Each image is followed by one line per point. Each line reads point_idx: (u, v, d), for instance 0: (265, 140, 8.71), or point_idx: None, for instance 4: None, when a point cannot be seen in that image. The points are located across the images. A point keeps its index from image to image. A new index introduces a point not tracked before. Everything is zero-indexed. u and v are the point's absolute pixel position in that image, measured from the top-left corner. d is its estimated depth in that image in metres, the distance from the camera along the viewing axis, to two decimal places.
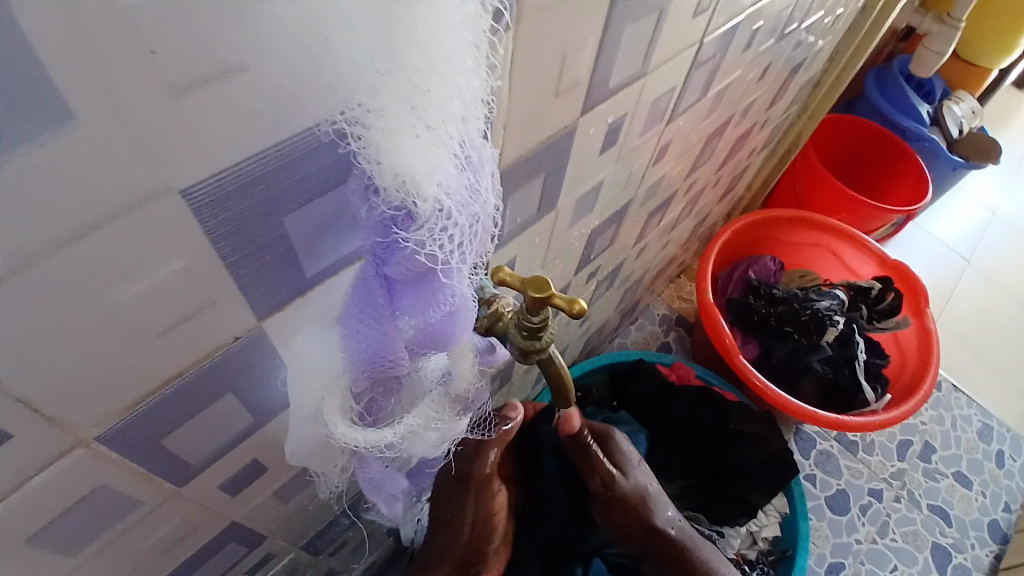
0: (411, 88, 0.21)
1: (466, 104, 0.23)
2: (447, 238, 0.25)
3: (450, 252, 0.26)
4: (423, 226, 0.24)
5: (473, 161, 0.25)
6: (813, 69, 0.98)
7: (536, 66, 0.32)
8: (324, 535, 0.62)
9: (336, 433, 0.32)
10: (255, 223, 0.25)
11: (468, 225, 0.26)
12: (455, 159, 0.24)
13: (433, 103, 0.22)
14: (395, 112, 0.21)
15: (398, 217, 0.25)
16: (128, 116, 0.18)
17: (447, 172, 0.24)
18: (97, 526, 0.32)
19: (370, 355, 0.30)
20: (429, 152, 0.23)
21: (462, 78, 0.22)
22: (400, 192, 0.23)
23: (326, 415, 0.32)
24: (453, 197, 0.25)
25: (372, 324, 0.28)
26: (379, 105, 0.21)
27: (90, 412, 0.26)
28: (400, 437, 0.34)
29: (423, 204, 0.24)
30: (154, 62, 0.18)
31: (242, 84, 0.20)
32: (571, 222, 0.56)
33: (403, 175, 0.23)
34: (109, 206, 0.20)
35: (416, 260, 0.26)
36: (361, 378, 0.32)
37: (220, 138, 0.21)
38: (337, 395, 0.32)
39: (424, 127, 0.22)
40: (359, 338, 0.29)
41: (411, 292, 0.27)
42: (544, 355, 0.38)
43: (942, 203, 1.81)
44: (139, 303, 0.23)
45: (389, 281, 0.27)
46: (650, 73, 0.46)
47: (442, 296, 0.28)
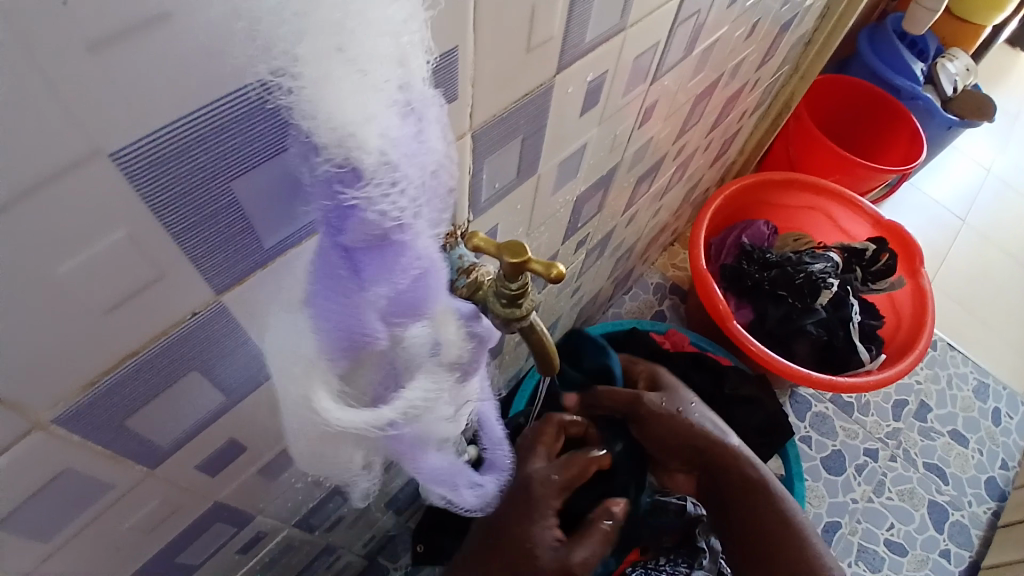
0: (338, 29, 0.20)
1: (401, 44, 0.22)
2: (399, 193, 0.24)
3: (404, 209, 0.25)
4: (371, 182, 0.23)
5: (417, 108, 0.24)
6: (805, 26, 0.96)
7: (500, 19, 0.30)
8: (317, 512, 0.62)
9: (328, 412, 0.30)
10: (194, 189, 0.23)
11: (419, 178, 0.25)
12: (396, 107, 0.22)
13: (360, 44, 0.20)
14: (323, 58, 0.20)
15: (344, 176, 0.23)
16: (43, 71, 0.17)
17: (391, 120, 0.22)
18: (69, 510, 0.31)
19: (344, 332, 0.28)
20: (367, 100, 0.21)
21: (386, 14, 0.21)
22: (341, 147, 0.22)
23: (316, 401, 0.30)
24: (400, 148, 0.23)
25: (340, 298, 0.27)
26: (303, 51, 0.20)
27: (41, 394, 0.25)
28: (403, 415, 0.32)
29: (368, 157, 0.22)
30: (67, 13, 0.16)
31: (166, 35, 0.19)
32: (554, 189, 0.55)
33: (341, 129, 0.21)
34: (36, 171, 0.19)
35: (368, 219, 0.24)
36: (341, 354, 0.29)
37: (150, 94, 0.19)
38: (323, 379, 0.30)
39: (358, 71, 0.20)
40: (328, 313, 0.27)
41: (373, 259, 0.26)
42: (526, 322, 0.37)
43: (938, 163, 1.79)
44: (81, 278, 0.22)
45: (349, 251, 0.26)
46: (629, 29, 0.44)
47: (406, 258, 0.27)
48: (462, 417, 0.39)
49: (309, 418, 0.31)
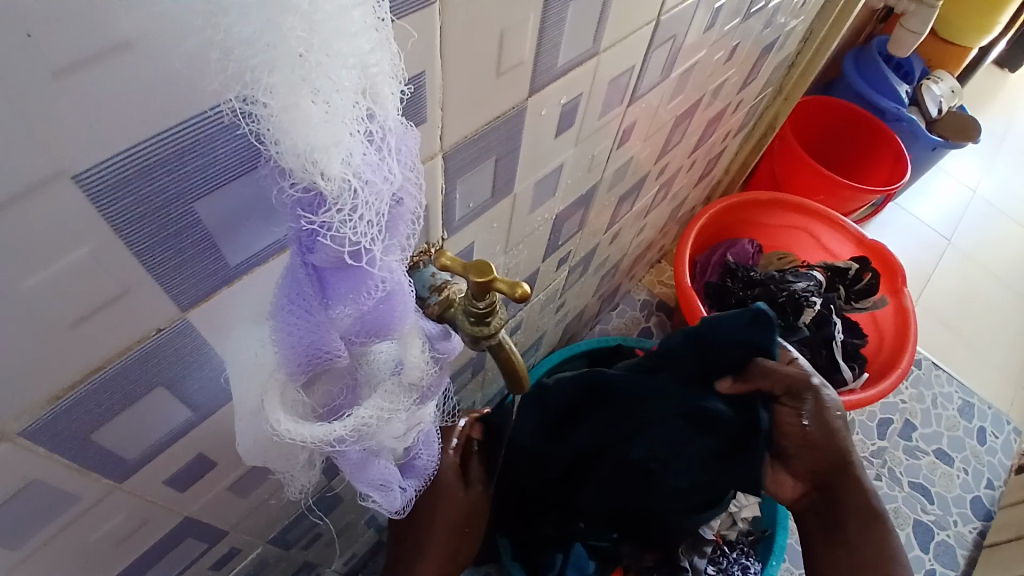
0: (303, 62, 0.20)
1: (368, 73, 0.22)
2: (358, 220, 0.24)
3: (363, 235, 0.25)
4: (334, 206, 0.23)
5: (377, 136, 0.24)
6: (787, 49, 0.98)
7: (469, 45, 0.31)
8: (294, 528, 0.61)
9: (281, 429, 0.30)
10: (161, 208, 0.24)
11: (377, 207, 0.25)
12: (359, 135, 0.23)
13: (326, 75, 0.20)
14: (288, 87, 0.20)
15: (309, 200, 0.24)
16: (5, 96, 0.17)
17: (354, 149, 0.22)
18: (34, 523, 0.31)
19: (307, 347, 0.29)
20: (331, 129, 0.21)
21: (355, 46, 0.21)
22: (306, 173, 0.22)
23: (269, 412, 0.30)
24: (363, 175, 0.23)
25: (306, 316, 0.28)
26: (269, 82, 0.20)
27: (6, 406, 0.25)
28: (354, 432, 0.33)
29: (329, 183, 0.22)
30: (33, 45, 0.17)
31: (129, 62, 0.19)
32: (532, 207, 0.56)
33: (306, 156, 0.21)
34: (2, 191, 0.19)
35: (331, 243, 0.25)
36: (300, 370, 0.30)
37: (112, 120, 0.20)
38: (278, 390, 0.30)
39: (321, 102, 0.21)
40: (291, 330, 0.28)
41: (338, 279, 0.26)
42: (495, 340, 0.38)
43: (923, 183, 1.82)
44: (43, 295, 0.23)
45: (317, 270, 0.26)
46: (603, 53, 0.45)
47: (371, 280, 0.27)
48: (412, 436, 0.39)
49: (263, 429, 0.32)
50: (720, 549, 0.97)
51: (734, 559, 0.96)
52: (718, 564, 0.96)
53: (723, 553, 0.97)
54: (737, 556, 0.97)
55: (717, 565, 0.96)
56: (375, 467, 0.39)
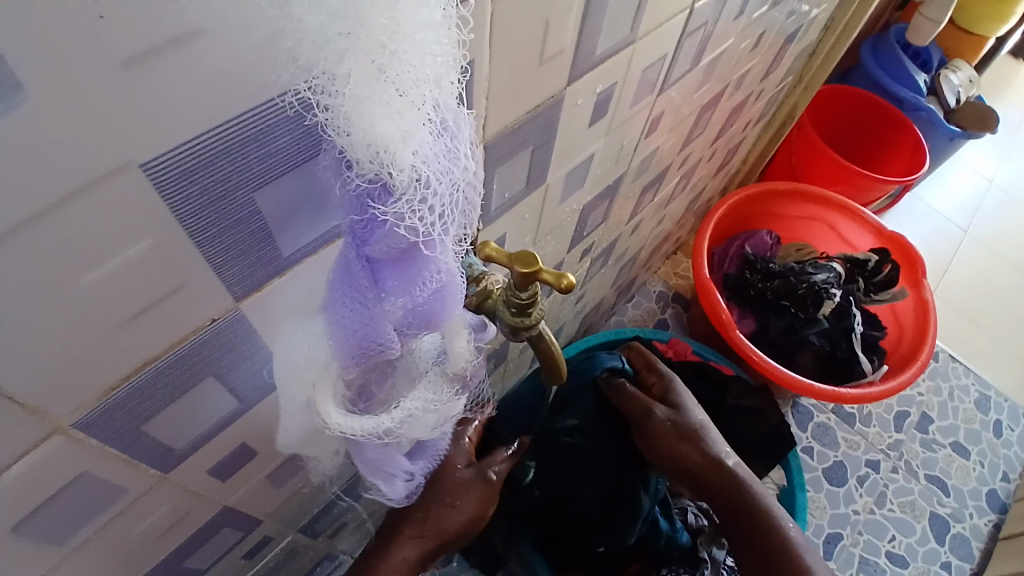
0: (381, 48, 0.20)
1: (441, 67, 0.22)
2: (427, 210, 0.24)
3: (430, 226, 0.25)
4: (400, 198, 0.23)
5: (450, 126, 0.24)
6: (809, 37, 0.97)
7: (515, 34, 0.31)
8: (322, 518, 0.62)
9: (330, 422, 0.31)
10: (223, 197, 0.24)
11: (448, 195, 0.25)
12: (430, 126, 0.23)
13: (402, 64, 0.21)
14: (362, 74, 0.20)
15: (373, 190, 0.24)
16: (77, 83, 0.17)
17: (423, 140, 0.23)
18: (84, 513, 0.31)
19: (359, 339, 0.29)
20: (402, 120, 0.22)
21: (434, 37, 0.21)
22: (374, 164, 0.22)
23: (319, 407, 0.30)
24: (431, 166, 0.23)
25: (356, 309, 0.27)
26: (345, 69, 0.20)
27: (63, 399, 0.25)
28: (400, 422, 0.33)
29: (399, 174, 0.22)
30: (103, 28, 0.17)
31: (198, 51, 0.19)
32: (561, 198, 0.55)
33: (376, 146, 0.22)
34: (70, 181, 0.19)
35: (396, 235, 0.25)
36: (352, 364, 0.31)
37: (175, 111, 0.20)
38: (330, 381, 0.31)
39: (396, 92, 0.21)
40: (343, 322, 0.28)
41: (394, 271, 0.26)
42: (535, 331, 0.38)
43: (941, 174, 1.80)
44: (103, 287, 0.23)
45: (371, 261, 0.26)
46: (638, 41, 0.45)
47: (429, 271, 0.27)
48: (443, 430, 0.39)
49: (312, 420, 0.32)
50: None
51: None
52: None
53: None
54: None
55: None
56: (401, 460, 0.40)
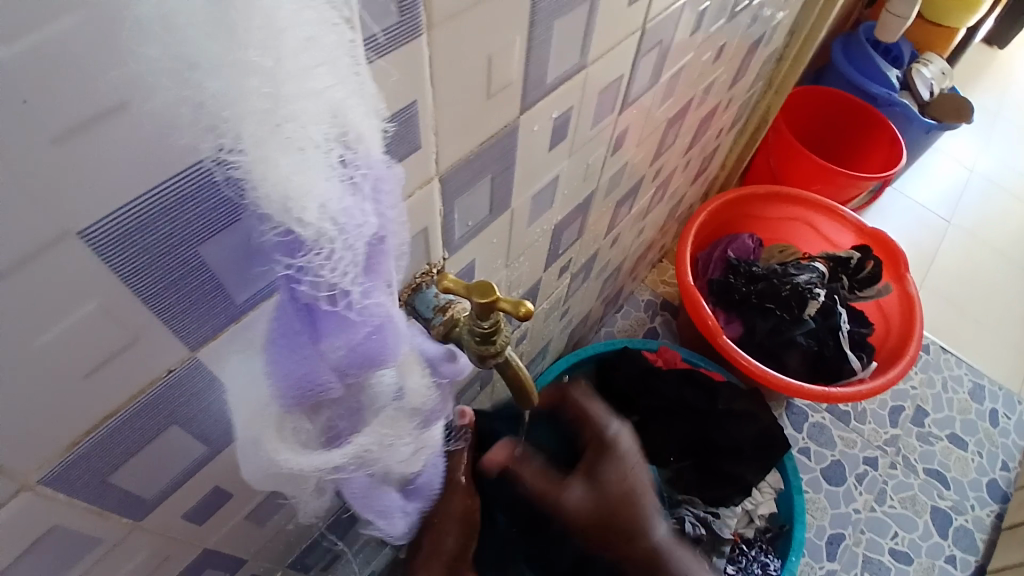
0: (268, 112, 0.20)
1: (338, 116, 0.22)
2: (338, 261, 0.24)
3: (343, 274, 0.25)
4: (312, 249, 0.24)
5: (358, 175, 0.24)
6: (774, 43, 0.98)
7: (457, 69, 0.32)
8: (312, 551, 0.62)
9: (280, 459, 0.31)
10: (163, 254, 0.24)
11: (357, 246, 0.25)
12: (336, 176, 0.23)
13: (291, 120, 0.20)
14: (255, 136, 0.20)
15: (290, 242, 0.24)
16: (7, 160, 0.18)
17: (331, 193, 0.22)
18: (59, 567, 0.32)
19: (299, 385, 0.28)
20: (306, 174, 0.21)
21: (320, 93, 0.21)
22: (282, 218, 0.22)
23: (268, 448, 0.30)
24: (343, 216, 0.23)
25: (292, 352, 0.27)
26: (241, 130, 0.20)
27: (26, 457, 0.25)
28: (355, 459, 0.33)
29: (306, 228, 0.22)
30: (30, 111, 0.17)
31: (129, 120, 0.20)
32: (530, 219, 0.56)
33: (279, 203, 0.21)
34: (14, 251, 0.20)
35: (313, 285, 0.25)
36: (294, 409, 0.30)
37: (115, 177, 0.21)
38: (272, 426, 0.30)
39: (291, 148, 0.21)
40: (280, 367, 0.28)
41: (326, 317, 0.27)
42: (501, 358, 0.38)
43: (920, 167, 1.82)
44: (58, 349, 0.23)
45: (305, 307, 0.26)
46: (592, 65, 0.46)
47: (358, 317, 0.27)
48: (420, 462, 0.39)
49: (261, 463, 0.32)
50: (738, 547, 0.97)
51: (753, 557, 0.96)
52: (738, 564, 0.96)
53: (742, 552, 0.97)
54: (756, 554, 0.96)
55: (737, 565, 0.96)
56: (378, 497, 0.40)
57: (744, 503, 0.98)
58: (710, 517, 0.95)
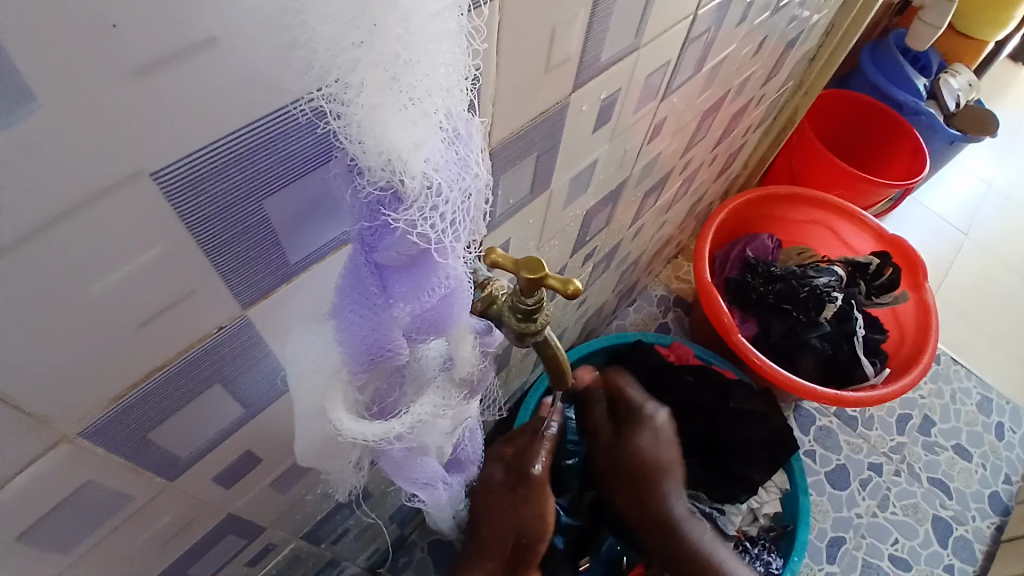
0: (394, 60, 0.20)
1: (452, 74, 0.22)
2: (438, 217, 0.24)
3: (441, 232, 0.25)
4: (412, 205, 0.24)
5: (462, 134, 0.24)
6: (810, 42, 0.97)
7: (522, 39, 0.31)
8: (325, 524, 0.62)
9: (343, 428, 0.31)
10: (231, 206, 0.24)
11: (459, 203, 0.25)
12: (441, 133, 0.23)
13: (416, 73, 0.21)
14: (376, 85, 0.20)
15: (385, 198, 0.24)
16: (88, 94, 0.17)
17: (434, 148, 0.23)
18: (91, 521, 0.31)
19: (368, 347, 0.29)
20: (416, 128, 0.22)
21: (447, 46, 0.21)
22: (386, 171, 0.22)
23: (331, 413, 0.30)
24: (442, 173, 0.24)
25: (368, 313, 0.27)
26: (359, 78, 0.20)
27: (70, 408, 0.25)
28: (410, 428, 0.34)
29: (411, 180, 0.23)
30: (117, 38, 0.17)
31: (211, 60, 0.19)
32: (565, 204, 0.55)
33: (389, 153, 0.22)
34: (83, 189, 0.19)
35: (408, 242, 0.25)
36: (361, 368, 0.30)
37: (194, 119, 0.20)
38: (339, 388, 0.30)
39: (407, 99, 0.21)
40: (352, 329, 0.28)
41: (403, 276, 0.27)
42: (540, 337, 0.37)
43: (940, 177, 1.80)
44: (114, 295, 0.23)
45: (381, 267, 0.26)
46: (643, 48, 0.45)
47: (436, 278, 0.27)
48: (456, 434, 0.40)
49: (316, 426, 0.32)
50: (741, 545, 0.97)
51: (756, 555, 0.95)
52: None
53: (745, 549, 0.96)
54: (758, 552, 0.96)
55: None
56: (418, 467, 0.40)
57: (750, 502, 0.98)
58: (716, 513, 0.95)
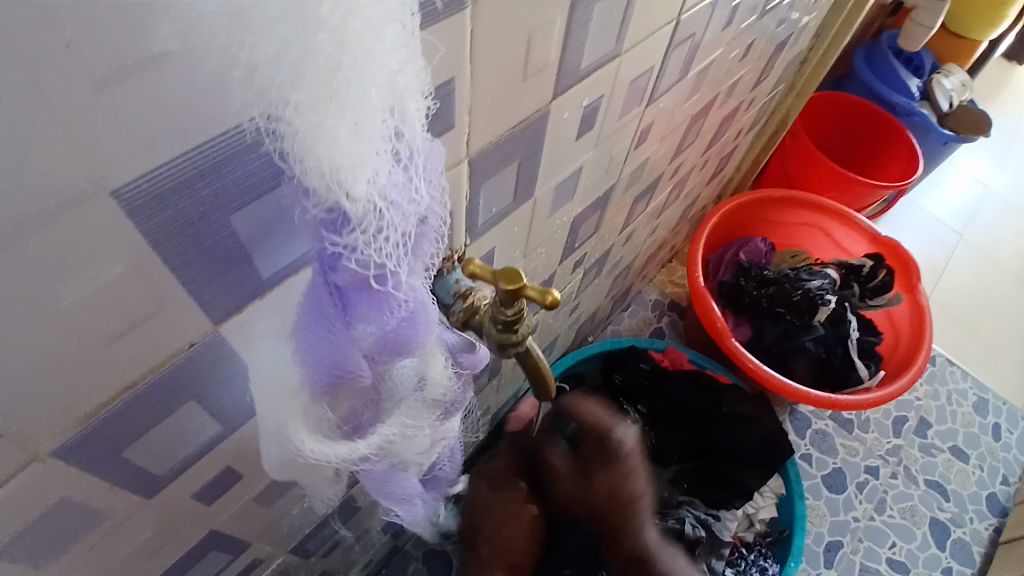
0: (332, 81, 0.20)
1: (395, 92, 0.22)
2: (383, 240, 0.24)
3: (388, 255, 0.25)
4: (357, 229, 0.23)
5: (405, 155, 0.24)
6: (799, 46, 0.97)
7: (497, 46, 0.31)
8: (315, 536, 0.61)
9: (304, 448, 0.31)
10: (194, 222, 0.23)
11: (402, 225, 0.25)
12: (386, 154, 0.23)
13: (355, 94, 0.20)
14: (314, 107, 0.20)
15: (333, 220, 0.24)
16: (42, 107, 0.17)
17: (379, 169, 0.23)
18: (66, 541, 0.31)
19: (329, 367, 0.29)
20: (360, 149, 0.21)
21: (386, 64, 0.21)
22: (330, 193, 0.22)
23: (292, 432, 0.31)
24: (387, 195, 0.23)
25: (325, 336, 0.27)
26: (298, 98, 0.20)
27: (39, 428, 0.25)
28: (377, 449, 0.34)
29: (354, 205, 0.23)
30: (71, 53, 0.17)
31: (167, 73, 0.19)
32: (551, 210, 0.55)
33: (330, 175, 0.22)
34: (43, 207, 0.19)
35: (352, 266, 0.25)
36: (320, 388, 0.30)
37: (154, 130, 0.20)
38: (301, 410, 0.31)
39: (348, 121, 0.21)
40: (312, 348, 0.28)
41: (360, 300, 0.26)
42: (522, 347, 0.37)
43: (933, 178, 1.80)
44: (81, 311, 0.22)
45: (339, 290, 0.26)
46: (625, 53, 0.45)
47: (393, 301, 0.27)
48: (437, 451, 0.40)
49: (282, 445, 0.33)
50: (737, 551, 0.97)
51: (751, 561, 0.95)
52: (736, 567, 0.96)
53: (740, 555, 0.97)
54: (754, 559, 0.96)
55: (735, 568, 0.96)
56: (397, 485, 0.40)
57: (744, 507, 0.96)
58: (710, 519, 0.95)
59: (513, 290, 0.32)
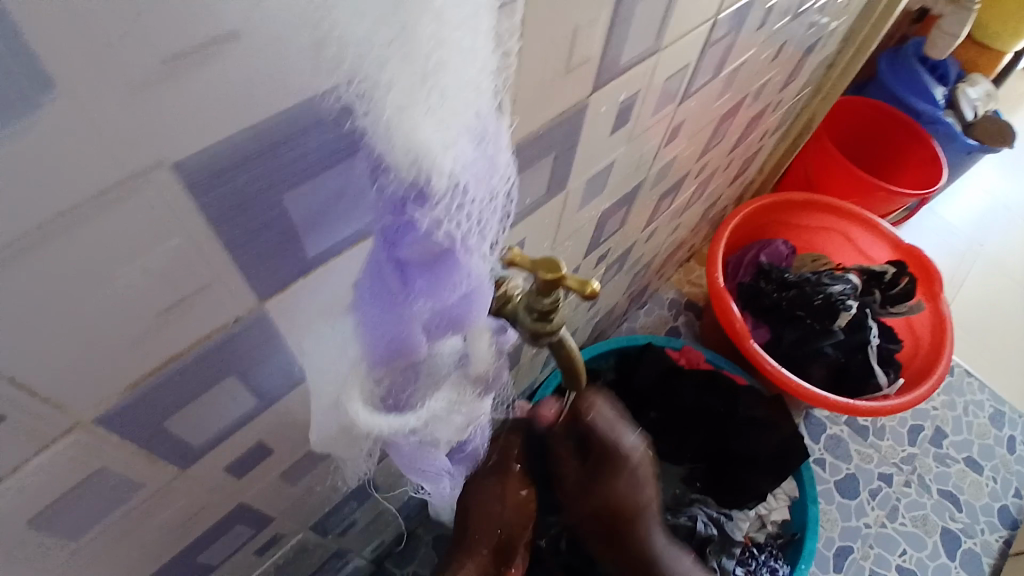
0: (427, 63, 0.20)
1: (479, 77, 0.22)
2: (460, 216, 0.25)
3: (462, 230, 0.26)
4: (440, 203, 0.24)
5: (486, 136, 0.25)
6: (828, 50, 0.96)
7: (543, 39, 0.31)
8: (332, 516, 0.62)
9: (356, 417, 0.33)
10: (251, 199, 0.24)
11: (478, 203, 0.26)
12: (469, 134, 0.24)
13: (448, 74, 0.21)
14: (407, 85, 0.20)
15: (413, 195, 0.24)
16: (110, 80, 0.17)
17: (462, 148, 0.23)
18: (102, 506, 0.32)
19: (387, 339, 0.29)
20: (446, 127, 0.22)
21: (475, 48, 0.21)
22: (413, 168, 0.23)
23: (347, 406, 0.33)
24: (468, 172, 0.24)
25: (387, 308, 0.28)
26: (388, 76, 0.20)
27: (85, 394, 0.25)
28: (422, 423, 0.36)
29: (439, 180, 0.23)
30: (141, 28, 0.17)
31: (234, 54, 0.19)
32: (580, 205, 0.55)
33: (416, 150, 0.22)
34: (106, 178, 0.19)
35: (433, 238, 0.26)
36: (378, 359, 0.31)
37: (217, 111, 0.20)
38: (357, 386, 0.32)
39: (438, 98, 0.21)
40: (373, 321, 0.29)
41: (425, 274, 0.27)
42: (555, 337, 0.37)
43: (957, 187, 1.78)
44: (136, 282, 0.23)
45: (404, 264, 0.27)
46: (663, 50, 0.45)
47: (459, 275, 0.28)
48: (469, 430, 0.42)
49: (332, 396, 0.33)
50: (748, 551, 0.95)
51: (762, 561, 0.94)
52: (746, 567, 0.94)
53: (751, 555, 0.95)
54: (765, 559, 0.94)
55: (745, 567, 0.94)
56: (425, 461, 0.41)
57: (758, 508, 0.96)
58: (722, 518, 0.95)
59: (554, 274, 0.32)
